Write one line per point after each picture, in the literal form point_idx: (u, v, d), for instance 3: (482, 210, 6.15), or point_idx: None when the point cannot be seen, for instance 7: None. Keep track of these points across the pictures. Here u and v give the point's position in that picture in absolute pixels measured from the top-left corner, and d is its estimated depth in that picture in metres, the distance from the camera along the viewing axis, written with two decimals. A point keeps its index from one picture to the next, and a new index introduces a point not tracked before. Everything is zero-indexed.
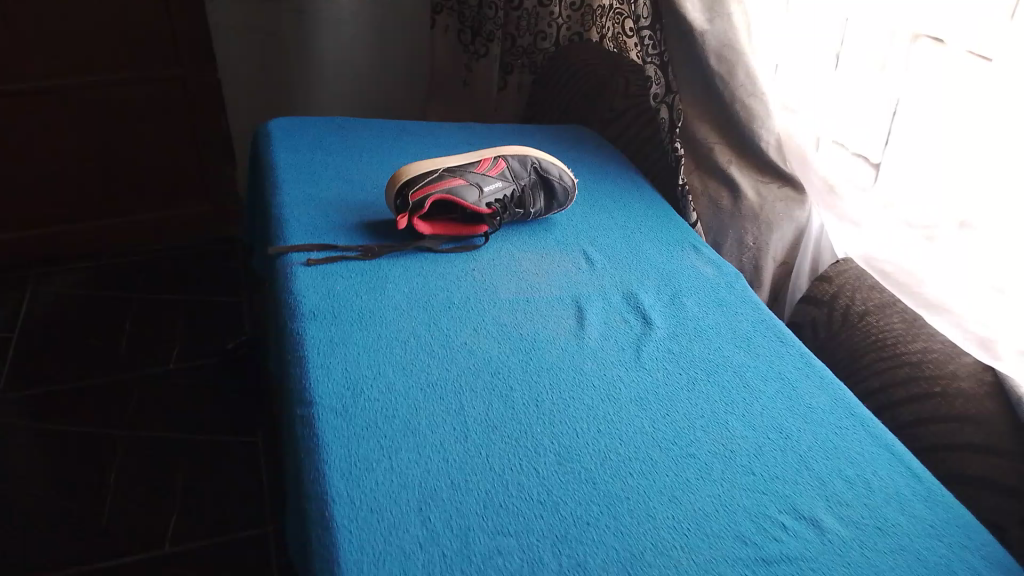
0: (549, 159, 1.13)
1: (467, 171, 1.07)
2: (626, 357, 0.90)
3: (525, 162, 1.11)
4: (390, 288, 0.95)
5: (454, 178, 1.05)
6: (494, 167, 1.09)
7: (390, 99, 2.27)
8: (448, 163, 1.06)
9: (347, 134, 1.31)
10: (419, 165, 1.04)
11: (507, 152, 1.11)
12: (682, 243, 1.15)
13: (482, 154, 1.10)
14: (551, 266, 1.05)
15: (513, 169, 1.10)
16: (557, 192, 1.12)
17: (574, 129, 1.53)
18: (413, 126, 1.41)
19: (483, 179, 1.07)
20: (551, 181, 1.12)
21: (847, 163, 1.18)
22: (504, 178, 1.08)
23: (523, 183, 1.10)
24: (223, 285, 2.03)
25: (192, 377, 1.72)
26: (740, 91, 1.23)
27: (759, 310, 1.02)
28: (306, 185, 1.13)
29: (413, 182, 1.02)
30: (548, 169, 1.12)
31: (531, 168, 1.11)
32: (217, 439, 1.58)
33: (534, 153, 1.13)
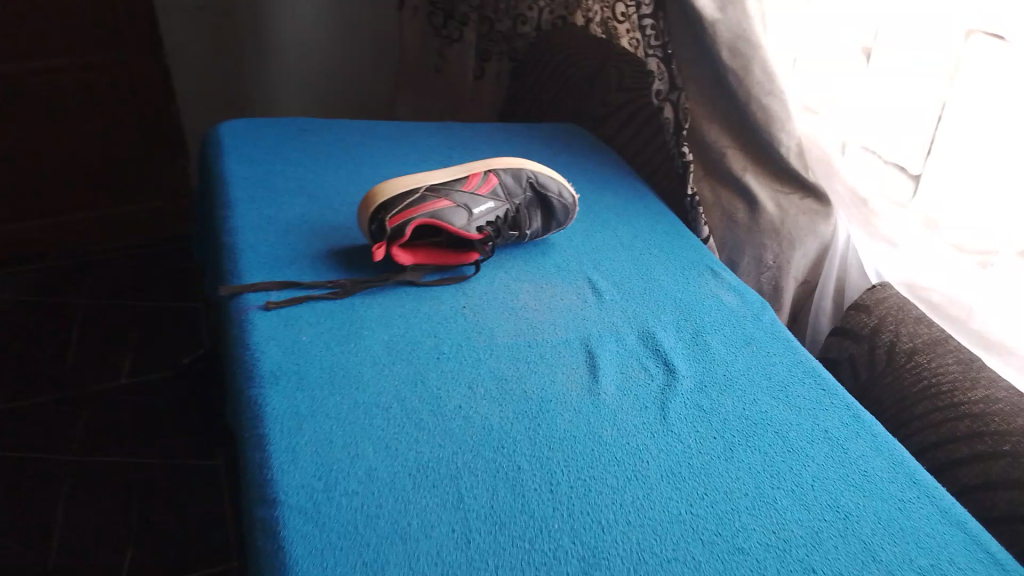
0: (548, 171, 0.97)
1: (453, 189, 0.91)
2: (651, 419, 0.76)
3: (520, 176, 0.95)
4: (368, 336, 0.79)
5: (439, 199, 0.89)
6: (485, 184, 0.93)
7: (355, 85, 2.10)
8: (430, 179, 0.90)
9: (309, 140, 1.14)
10: (397, 183, 0.89)
11: (499, 164, 0.95)
12: (697, 266, 1.01)
13: (470, 167, 0.94)
14: (554, 299, 0.90)
15: (506, 186, 0.94)
16: (557, 211, 0.97)
17: (564, 127, 1.38)
18: (385, 128, 1.25)
19: (472, 199, 0.91)
20: (549, 198, 0.97)
21: (879, 173, 1.04)
22: (496, 198, 0.93)
23: (517, 202, 0.95)
24: (172, 289, 1.84)
25: (144, 395, 1.55)
26: (756, 90, 1.08)
27: (792, 350, 0.89)
28: (264, 205, 0.96)
29: (391, 205, 0.86)
30: (547, 185, 0.96)
31: (526, 184, 0.96)
32: (176, 462, 1.41)
33: (530, 164, 0.97)
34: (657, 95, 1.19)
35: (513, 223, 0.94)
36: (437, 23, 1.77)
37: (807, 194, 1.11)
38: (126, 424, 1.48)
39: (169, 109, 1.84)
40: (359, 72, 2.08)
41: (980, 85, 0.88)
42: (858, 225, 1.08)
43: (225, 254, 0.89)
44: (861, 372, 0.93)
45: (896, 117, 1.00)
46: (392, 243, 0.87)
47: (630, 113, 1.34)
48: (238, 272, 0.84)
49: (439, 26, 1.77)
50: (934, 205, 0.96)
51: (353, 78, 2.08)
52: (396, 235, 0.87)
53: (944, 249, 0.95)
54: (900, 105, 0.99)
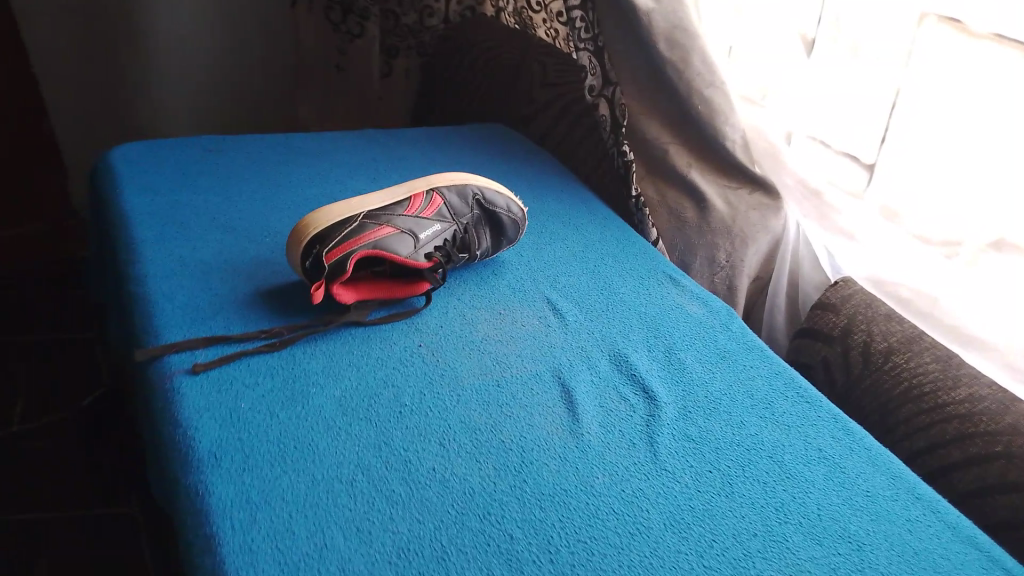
0: (496, 185, 0.89)
1: (395, 214, 0.81)
2: (641, 458, 0.69)
3: (467, 193, 0.87)
4: (316, 393, 0.69)
5: (381, 226, 0.80)
6: (430, 205, 0.84)
7: (249, 89, 1.94)
8: (369, 203, 0.81)
9: (216, 162, 1.02)
10: (332, 210, 0.79)
11: (442, 180, 0.86)
12: (655, 274, 0.95)
13: (411, 186, 0.84)
14: (514, 326, 0.82)
15: (452, 205, 0.86)
16: (507, 228, 0.89)
17: (491, 128, 1.30)
18: (297, 142, 1.13)
19: (416, 224, 0.82)
20: (498, 215, 0.89)
21: (830, 164, 1.01)
22: (442, 220, 0.84)
23: (464, 223, 0.86)
24: (48, 322, 1.61)
25: (35, 440, 1.32)
26: (696, 82, 1.03)
27: (768, 360, 0.85)
28: (176, 244, 0.84)
29: (327, 238, 0.76)
30: (496, 201, 0.88)
31: (473, 201, 0.87)
32: (80, 516, 1.19)
33: (476, 178, 0.88)
34: (591, 91, 1.12)
35: (461, 245, 0.86)
36: (333, 18, 1.62)
37: (756, 187, 1.06)
38: (12, 473, 1.26)
39: (40, 119, 1.62)
40: (252, 74, 1.91)
41: (936, 71, 0.85)
42: (816, 219, 1.04)
43: (136, 306, 0.77)
44: (837, 378, 0.89)
45: (845, 105, 0.96)
46: (331, 280, 0.77)
47: (560, 110, 1.27)
48: (155, 329, 0.73)
49: (338, 21, 1.62)
50: (890, 193, 0.93)
51: (246, 82, 1.92)
52: (336, 271, 0.77)
53: (907, 242, 0.92)
54: (849, 92, 0.95)
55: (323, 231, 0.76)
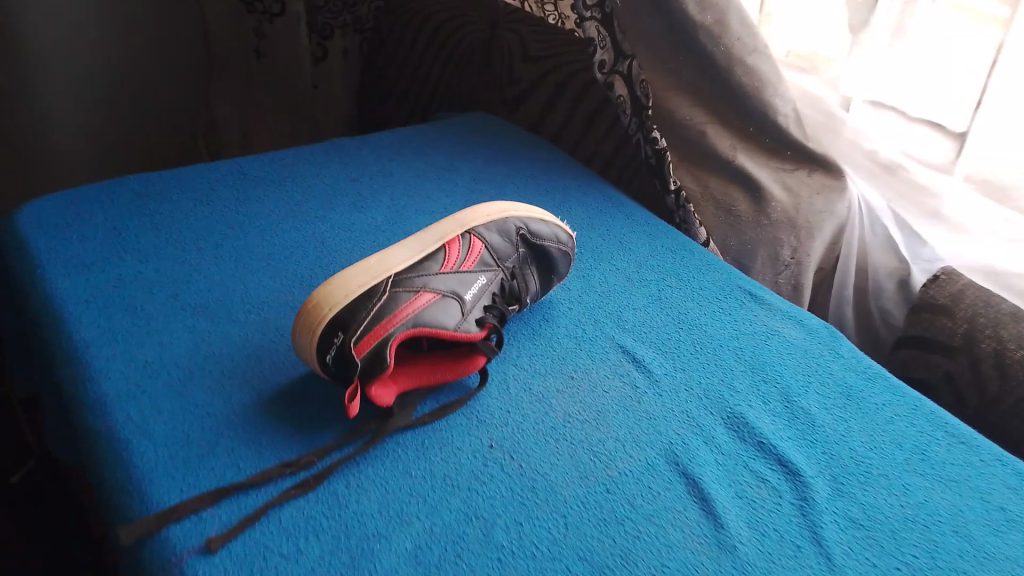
0: (538, 211, 0.72)
1: (432, 271, 0.63)
2: (816, 568, 0.53)
3: (509, 228, 0.69)
4: (383, 549, 0.50)
5: (419, 291, 0.61)
6: (469, 252, 0.66)
7: (152, 89, 1.50)
8: (397, 260, 0.61)
9: (158, 210, 0.79)
10: (352, 276, 0.59)
11: (476, 216, 0.68)
12: (732, 292, 0.78)
13: (440, 230, 0.66)
14: (596, 395, 0.64)
15: (494, 246, 0.68)
16: (558, 264, 0.72)
17: (475, 116, 1.09)
18: (250, 164, 0.89)
19: (459, 280, 0.64)
20: (547, 250, 0.71)
21: (906, 133, 0.85)
22: (485, 270, 0.67)
23: (510, 267, 0.69)
24: None
25: None
26: (737, 48, 0.85)
27: (898, 391, 0.69)
28: (134, 343, 0.63)
29: (355, 320, 0.57)
30: (544, 233, 0.71)
31: (517, 238, 0.70)
32: None
33: (514, 206, 0.71)
34: (603, 67, 0.93)
35: (508, 295, 0.69)
36: None
37: (816, 166, 0.89)
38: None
39: None
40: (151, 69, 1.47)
41: None
42: (897, 198, 0.88)
43: (99, 448, 0.55)
44: (967, 402, 0.74)
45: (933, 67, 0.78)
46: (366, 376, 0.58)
47: (555, 90, 1.07)
48: (137, 485, 0.52)
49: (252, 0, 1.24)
50: (989, 163, 0.77)
51: (147, 82, 1.49)
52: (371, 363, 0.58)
53: (1013, 225, 0.78)
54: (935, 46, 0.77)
55: (348, 312, 0.57)
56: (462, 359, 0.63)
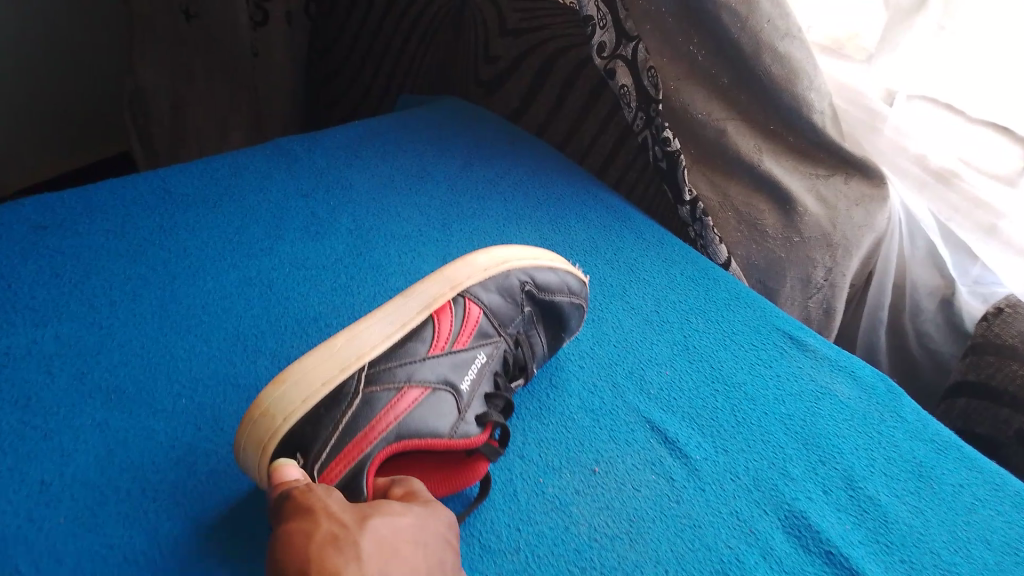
0: (545, 256, 0.60)
1: (417, 355, 0.50)
2: None
3: (512, 283, 0.57)
4: None
5: (402, 389, 0.48)
6: (462, 323, 0.53)
7: (81, 57, 1.25)
8: (374, 343, 0.48)
9: (61, 247, 0.63)
10: (310, 363, 0.45)
11: (470, 271, 0.55)
12: (770, 337, 0.66)
13: (427, 295, 0.52)
14: (625, 496, 0.51)
15: (494, 307, 0.56)
16: (572, 322, 0.60)
17: (449, 103, 0.93)
18: (178, 175, 0.73)
19: (451, 364, 0.51)
20: (558, 304, 0.59)
21: (964, 138, 0.71)
22: (481, 344, 0.54)
23: (514, 332, 0.58)
24: None
25: None
26: (766, 32, 0.69)
27: (976, 465, 0.58)
28: (26, 455, 0.48)
29: (318, 441, 0.43)
30: (554, 284, 0.59)
31: (522, 294, 0.58)
32: None
33: (516, 255, 0.58)
34: (600, 51, 0.77)
35: (512, 367, 0.57)
36: None
37: (853, 172, 0.76)
38: None
39: None
40: (78, 32, 1.22)
41: None
42: (949, 213, 0.75)
43: None
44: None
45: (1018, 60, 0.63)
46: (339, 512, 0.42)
47: (541, 71, 0.92)
48: None
49: None
50: None
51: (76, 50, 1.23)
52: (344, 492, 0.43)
53: None
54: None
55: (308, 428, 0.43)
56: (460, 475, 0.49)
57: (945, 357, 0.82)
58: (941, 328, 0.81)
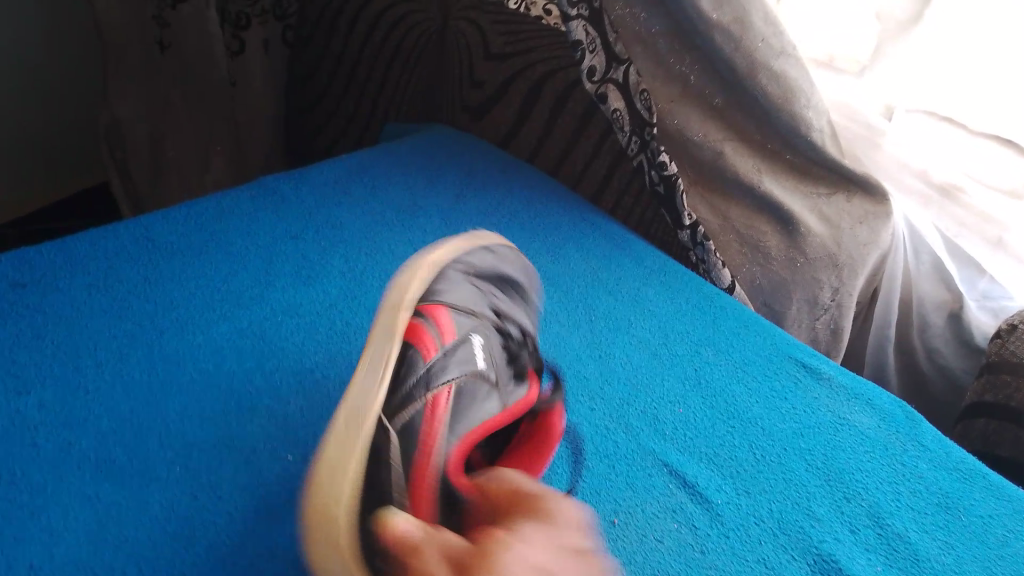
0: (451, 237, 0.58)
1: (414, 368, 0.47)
2: None
3: (456, 281, 0.54)
4: None
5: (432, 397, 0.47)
6: (436, 329, 0.50)
7: (52, 96, 1.21)
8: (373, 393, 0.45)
9: (41, 306, 0.60)
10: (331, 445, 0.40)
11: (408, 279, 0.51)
12: (783, 367, 0.64)
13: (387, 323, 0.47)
14: (648, 548, 0.49)
15: (460, 311, 0.53)
16: (518, 292, 0.61)
17: (436, 131, 0.91)
18: (161, 222, 0.70)
19: (446, 363, 0.49)
20: (502, 271, 0.59)
21: (969, 152, 0.69)
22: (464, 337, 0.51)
23: (497, 326, 0.55)
24: None
25: None
26: (761, 51, 0.67)
27: (1002, 495, 0.56)
28: (14, 538, 0.45)
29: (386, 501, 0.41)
30: (484, 261, 0.58)
31: (473, 288, 0.56)
32: None
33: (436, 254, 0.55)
34: (590, 77, 0.74)
35: (520, 360, 0.55)
36: None
37: (856, 190, 0.74)
38: None
39: None
40: (49, 70, 1.18)
41: None
42: (955, 228, 0.73)
43: None
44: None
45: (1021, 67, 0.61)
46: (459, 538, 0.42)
47: (529, 94, 0.90)
48: None
49: None
50: None
51: (47, 89, 1.20)
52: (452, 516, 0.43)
53: None
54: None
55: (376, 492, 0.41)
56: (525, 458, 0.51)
57: (955, 373, 0.81)
58: (948, 344, 0.80)
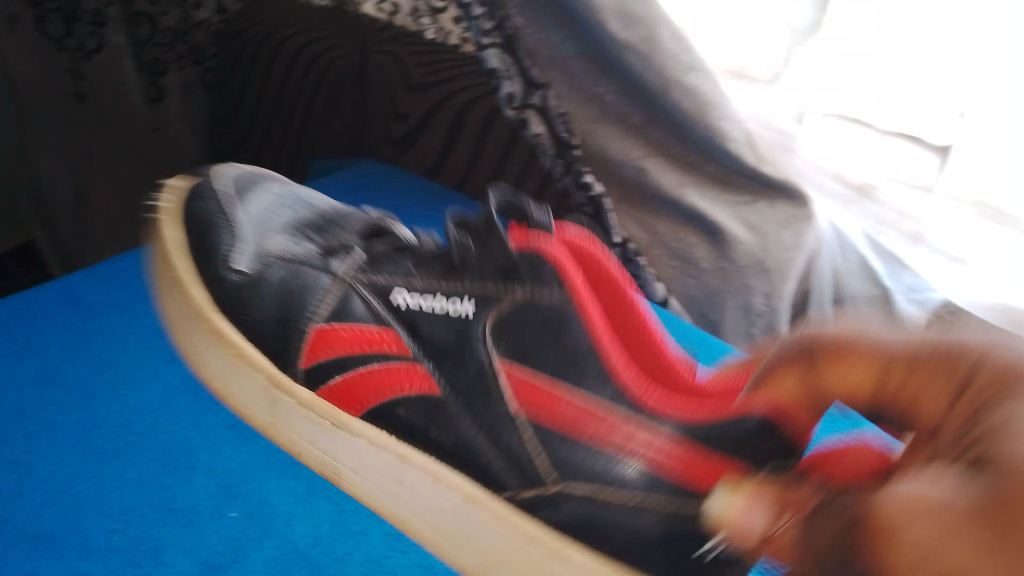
0: (230, 288, 0.50)
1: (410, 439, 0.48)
2: None
3: (376, 308, 0.49)
4: None
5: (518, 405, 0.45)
6: (400, 386, 0.48)
7: None
8: (438, 496, 0.46)
9: None
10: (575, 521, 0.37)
11: (259, 373, 0.50)
12: None
13: (335, 434, 0.49)
14: None
15: (426, 348, 0.47)
16: (344, 236, 0.53)
17: (368, 165, 0.91)
18: (86, 284, 0.68)
19: (471, 378, 0.45)
20: (306, 252, 0.51)
21: (877, 150, 0.73)
22: (437, 360, 0.46)
23: (455, 278, 0.48)
24: None
25: None
26: (671, 68, 0.69)
27: None
28: None
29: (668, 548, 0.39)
30: (284, 254, 0.51)
31: (344, 281, 0.49)
32: None
33: (308, 332, 0.49)
34: (509, 101, 0.74)
35: (500, 236, 0.47)
36: (54, 31, 0.98)
37: (776, 196, 0.77)
38: None
39: None
40: None
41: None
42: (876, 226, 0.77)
43: None
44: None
45: (935, 64, 0.63)
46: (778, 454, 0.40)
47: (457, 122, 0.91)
48: None
49: (60, 36, 0.97)
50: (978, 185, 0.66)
51: None
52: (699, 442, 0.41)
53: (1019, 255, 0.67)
54: (919, 38, 0.63)
55: (588, 520, 0.43)
56: (640, 335, 0.47)
57: None
58: None
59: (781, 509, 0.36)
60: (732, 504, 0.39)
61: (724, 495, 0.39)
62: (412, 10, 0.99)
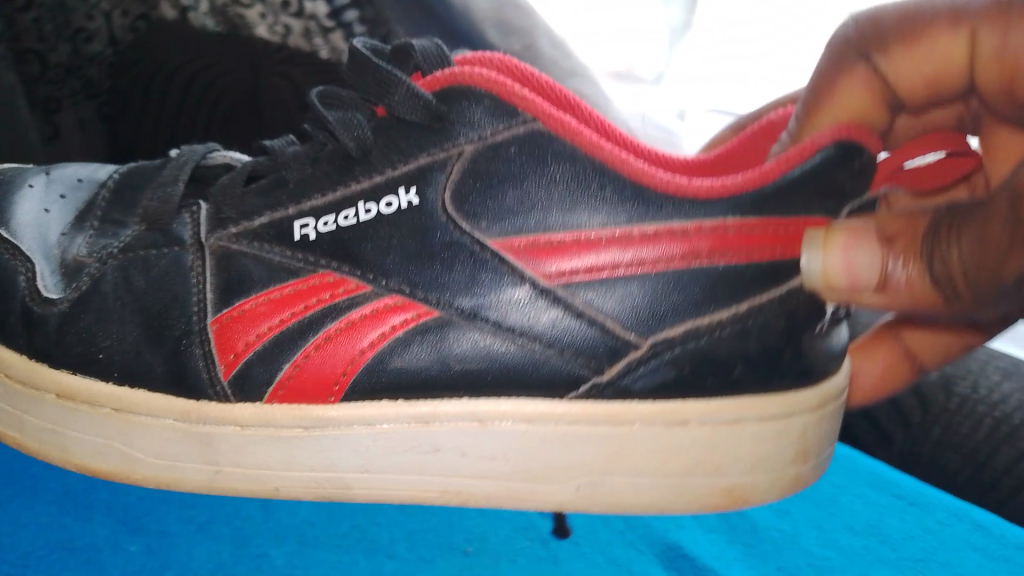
0: (56, 322, 0.47)
1: (423, 394, 0.47)
2: None
3: (285, 257, 0.47)
4: None
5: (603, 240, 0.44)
6: (362, 331, 0.46)
7: None
8: (494, 440, 0.47)
9: None
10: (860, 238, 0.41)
11: (167, 417, 0.47)
12: None
13: (318, 439, 0.47)
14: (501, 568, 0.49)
15: (391, 273, 0.45)
16: (143, 201, 0.51)
17: None
18: None
19: (464, 262, 0.45)
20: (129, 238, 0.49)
21: None
22: (411, 281, 0.45)
23: (365, 169, 0.47)
24: None
25: None
26: None
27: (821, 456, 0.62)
28: None
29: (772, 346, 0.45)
30: (96, 251, 0.49)
31: (198, 244, 0.48)
32: None
33: (211, 330, 0.47)
34: None
35: (400, 87, 0.47)
36: None
37: None
38: None
39: None
40: None
41: None
42: None
43: None
44: (910, 420, 0.73)
45: None
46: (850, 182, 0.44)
47: None
48: None
49: None
50: None
51: None
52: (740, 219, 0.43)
53: None
54: None
55: (701, 360, 0.45)
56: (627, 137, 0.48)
57: None
58: None
59: (889, 250, 0.41)
60: (831, 263, 0.42)
61: (817, 255, 0.42)
62: (304, 28, 1.08)
